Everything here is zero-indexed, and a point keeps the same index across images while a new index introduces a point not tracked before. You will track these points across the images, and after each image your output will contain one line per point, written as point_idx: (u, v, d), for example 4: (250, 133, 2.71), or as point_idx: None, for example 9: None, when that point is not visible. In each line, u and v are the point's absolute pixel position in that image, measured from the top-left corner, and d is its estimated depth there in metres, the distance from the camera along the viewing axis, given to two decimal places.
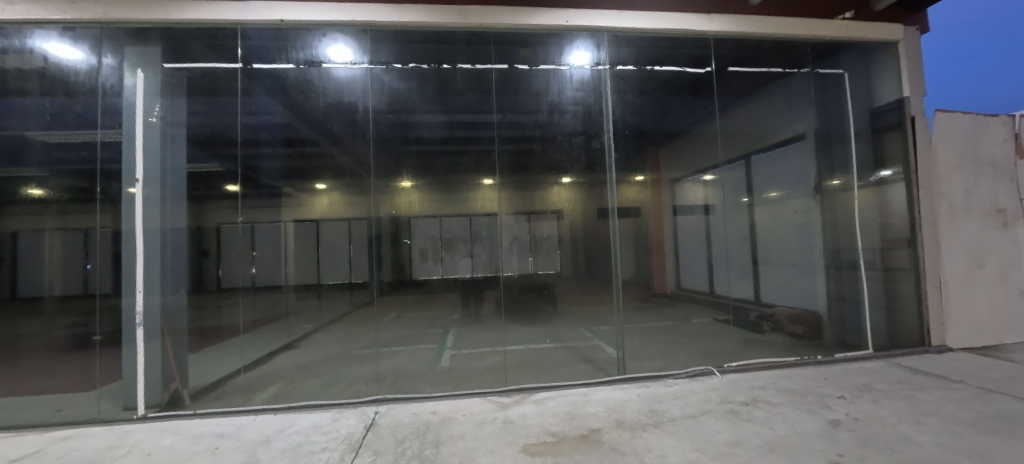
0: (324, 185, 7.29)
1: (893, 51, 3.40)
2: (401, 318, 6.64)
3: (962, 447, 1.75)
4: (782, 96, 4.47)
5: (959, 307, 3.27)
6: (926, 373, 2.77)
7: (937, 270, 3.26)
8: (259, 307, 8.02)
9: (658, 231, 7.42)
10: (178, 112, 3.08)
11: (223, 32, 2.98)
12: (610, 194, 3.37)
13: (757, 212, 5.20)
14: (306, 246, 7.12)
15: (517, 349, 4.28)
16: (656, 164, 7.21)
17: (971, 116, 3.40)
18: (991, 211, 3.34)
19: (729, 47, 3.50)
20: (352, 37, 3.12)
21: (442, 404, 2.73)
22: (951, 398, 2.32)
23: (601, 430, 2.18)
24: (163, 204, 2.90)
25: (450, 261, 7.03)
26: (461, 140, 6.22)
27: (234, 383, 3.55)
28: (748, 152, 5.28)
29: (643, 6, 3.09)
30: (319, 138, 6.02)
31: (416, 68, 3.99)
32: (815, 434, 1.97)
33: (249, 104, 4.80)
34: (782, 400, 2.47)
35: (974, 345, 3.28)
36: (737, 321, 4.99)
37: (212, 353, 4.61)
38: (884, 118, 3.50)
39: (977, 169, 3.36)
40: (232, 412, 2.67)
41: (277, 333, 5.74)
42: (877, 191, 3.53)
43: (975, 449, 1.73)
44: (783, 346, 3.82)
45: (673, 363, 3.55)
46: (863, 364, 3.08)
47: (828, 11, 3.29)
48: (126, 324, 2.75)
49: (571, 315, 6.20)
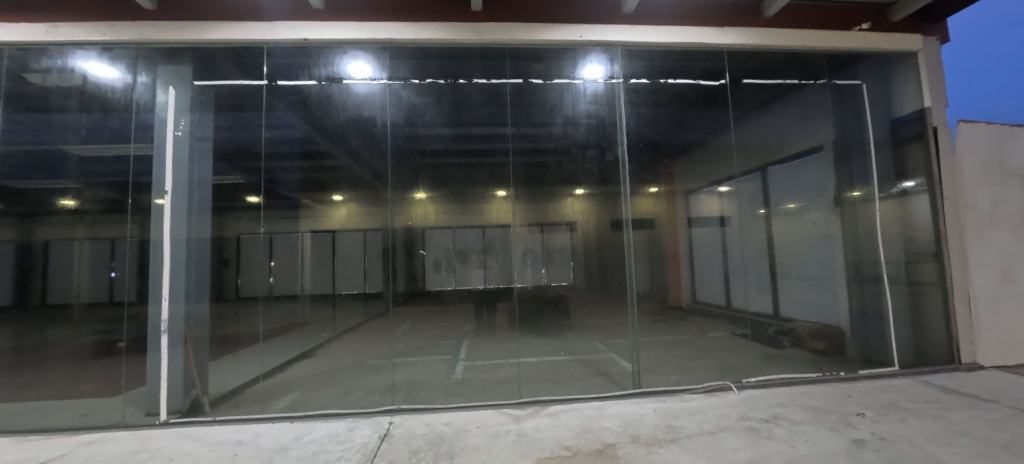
0: (342, 196, 7.56)
1: (912, 62, 3.32)
2: (416, 328, 6.68)
3: None
4: (799, 107, 4.41)
5: (989, 322, 3.14)
6: (956, 393, 2.67)
7: (964, 284, 3.14)
8: (275, 317, 8.21)
9: (673, 244, 7.49)
10: (206, 127, 3.23)
11: (250, 50, 3.11)
12: (626, 206, 3.30)
13: (775, 223, 5.19)
14: (323, 256, 7.66)
15: (530, 362, 4.24)
16: (670, 175, 7.24)
17: (996, 127, 3.28)
18: (1022, 224, 3.20)
19: (743, 60, 3.52)
20: (372, 53, 3.26)
21: (455, 417, 2.73)
22: (984, 418, 2.23)
23: (616, 445, 2.16)
24: (189, 215, 3.02)
25: (463, 273, 7.33)
26: (474, 151, 6.38)
27: (251, 391, 3.63)
28: (764, 164, 5.26)
29: (655, 20, 3.13)
30: (334, 149, 6.22)
31: (433, 84, 4.11)
32: (840, 454, 1.91)
33: (272, 118, 4.95)
34: (803, 418, 2.42)
35: (1008, 363, 3.14)
36: (755, 335, 4.92)
37: (231, 362, 4.69)
38: (905, 129, 3.43)
39: (1006, 180, 3.23)
40: (250, 420, 2.72)
41: (293, 342, 5.83)
42: (900, 203, 3.43)
43: None
44: (805, 362, 3.71)
45: (689, 378, 3.48)
46: (889, 382, 2.98)
47: (843, 21, 3.24)
48: (152, 332, 2.84)
49: (584, 327, 6.12)
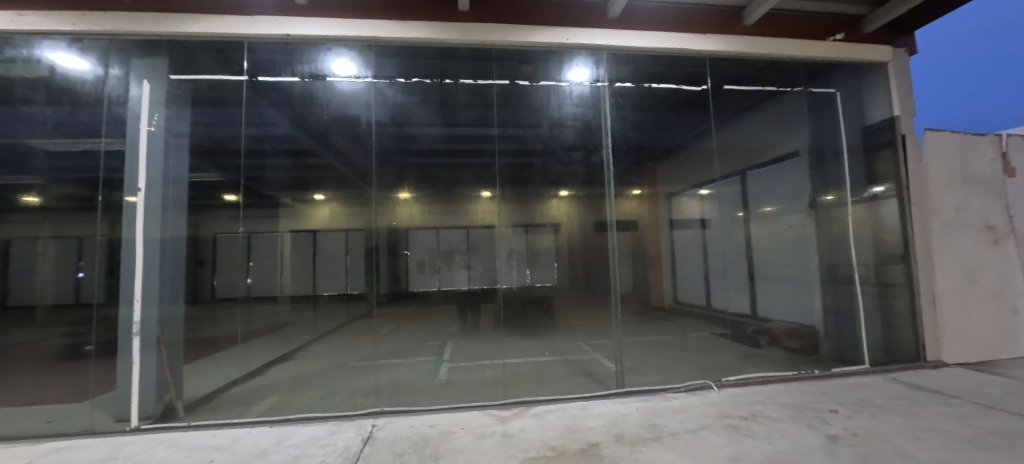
0: (324, 195, 7.50)
1: (884, 72, 3.45)
2: (399, 330, 6.59)
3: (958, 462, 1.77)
4: (777, 113, 4.54)
5: (952, 322, 3.28)
6: (924, 389, 2.78)
7: (930, 285, 3.26)
8: (253, 319, 7.96)
9: (656, 245, 7.58)
10: (182, 123, 3.14)
11: (231, 44, 3.02)
12: (609, 208, 3.34)
13: (754, 226, 5.32)
14: (303, 257, 7.49)
15: (516, 363, 4.25)
16: (654, 178, 7.36)
17: (959, 135, 3.44)
18: (982, 229, 3.36)
19: (725, 66, 3.59)
20: (356, 51, 3.20)
21: (441, 418, 2.70)
22: (949, 414, 2.34)
23: (601, 444, 2.18)
24: (163, 214, 2.93)
25: (447, 274, 7.56)
26: (462, 151, 6.31)
27: (229, 395, 3.54)
28: (744, 168, 5.40)
29: (642, 25, 3.18)
30: (318, 148, 6.13)
31: (419, 83, 4.09)
32: (815, 449, 1.97)
33: (255, 115, 4.87)
34: (781, 415, 2.49)
35: (970, 361, 3.28)
36: (734, 335, 5.06)
37: (207, 365, 4.54)
38: (875, 136, 3.55)
39: (968, 186, 3.39)
40: (227, 425, 2.64)
41: (273, 344, 5.69)
42: (870, 207, 3.58)
43: None
44: (783, 361, 3.82)
45: (672, 377, 3.54)
46: (861, 379, 3.09)
47: (819, 31, 3.36)
48: (122, 335, 2.72)
49: (569, 328, 6.16)
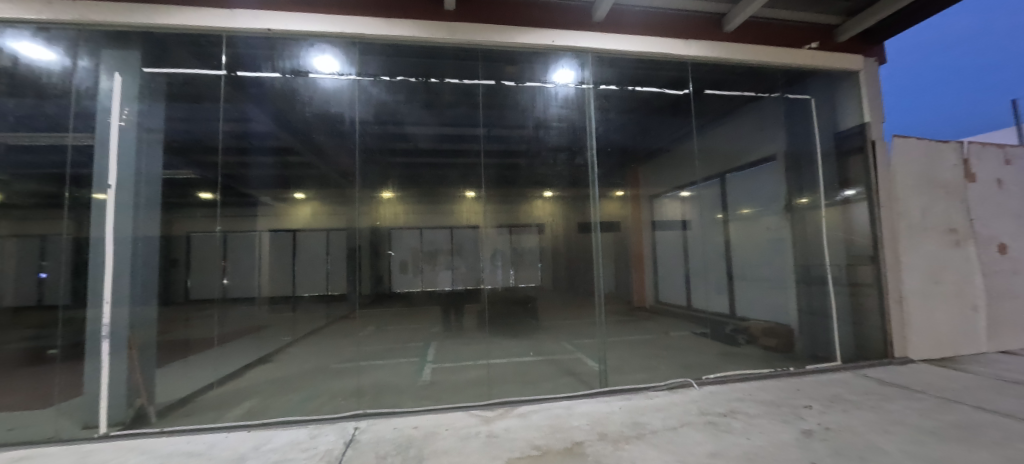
0: (304, 194, 7.74)
1: (856, 80, 3.59)
2: (382, 331, 6.49)
3: (924, 455, 1.85)
4: (755, 119, 4.69)
5: (918, 320, 3.41)
6: (891, 385, 2.91)
7: (898, 285, 3.38)
8: (231, 321, 7.73)
9: (638, 246, 7.65)
10: (155, 117, 3.01)
11: (208, 38, 2.93)
12: (594, 209, 3.37)
13: (732, 227, 5.48)
14: (282, 255, 7.96)
15: (501, 363, 4.26)
16: (636, 180, 7.56)
17: (925, 142, 3.59)
18: (945, 231, 3.52)
19: (706, 71, 3.67)
20: (340, 48, 3.14)
21: (425, 419, 2.69)
22: (915, 407, 2.45)
23: (585, 443, 2.20)
24: (136, 212, 2.82)
25: (430, 274, 8.68)
26: (447, 151, 6.37)
27: (204, 399, 3.44)
28: (724, 171, 5.53)
29: (627, 29, 3.22)
30: (301, 146, 6.07)
31: (404, 82, 4.05)
32: (791, 444, 2.03)
33: (234, 111, 4.76)
34: (758, 411, 2.56)
35: (934, 357, 3.42)
36: (714, 334, 5.20)
37: (182, 368, 4.40)
38: (848, 142, 3.65)
39: (932, 190, 3.53)
40: (203, 430, 2.56)
41: (252, 345, 5.57)
42: (842, 210, 3.68)
43: (936, 456, 1.83)
44: (760, 358, 3.94)
45: (654, 376, 3.60)
46: (833, 375, 3.20)
47: (795, 40, 3.46)
48: (90, 337, 2.61)
49: (553, 328, 6.20)
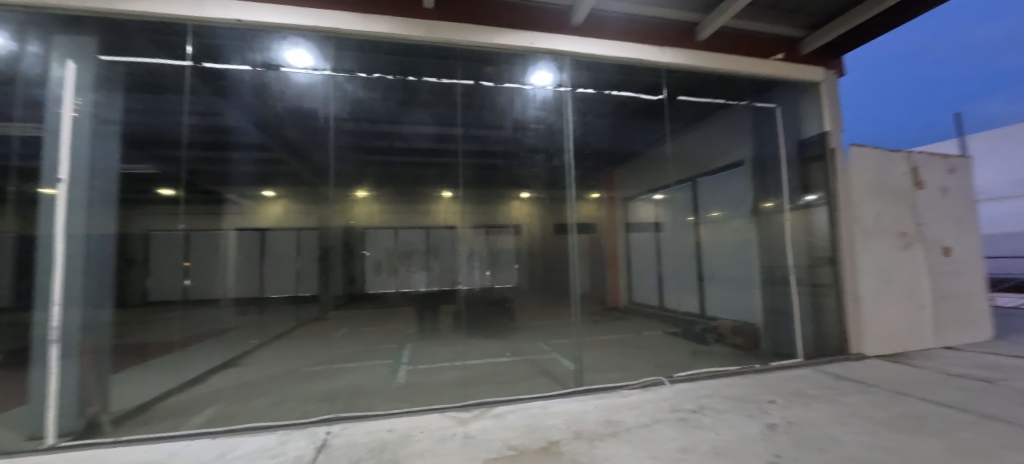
0: (273, 193, 8.94)
1: (817, 91, 3.79)
2: (356, 333, 6.35)
3: (878, 444, 1.96)
4: (724, 125, 4.88)
5: (873, 318, 3.61)
6: (848, 379, 3.07)
7: (855, 285, 3.57)
8: (195, 324, 7.38)
9: (612, 247, 7.99)
10: (112, 108, 2.82)
11: (173, 27, 2.79)
12: (570, 210, 3.41)
13: (703, 230, 5.66)
14: (251, 250, 9.21)
15: (478, 364, 4.24)
16: (611, 182, 7.92)
17: (879, 150, 3.82)
18: (895, 234, 3.75)
19: (679, 78, 3.79)
20: (314, 42, 3.05)
21: (399, 422, 2.66)
22: (869, 400, 2.60)
23: (560, 441, 2.22)
24: (89, 208, 2.63)
25: (404, 274, 10.02)
26: (424, 149, 6.40)
27: (165, 406, 3.28)
28: (695, 175, 5.70)
29: (604, 34, 3.28)
30: (270, 141, 5.98)
31: (381, 79, 3.97)
32: (756, 438, 2.12)
33: (201, 105, 4.57)
34: (726, 407, 2.65)
35: (886, 353, 3.64)
36: (685, 333, 5.37)
37: (141, 373, 4.18)
38: (809, 149, 3.85)
39: (884, 195, 3.76)
40: (162, 438, 2.43)
41: (217, 349, 5.34)
42: (805, 214, 3.88)
43: (888, 446, 1.95)
44: (727, 356, 4.09)
45: (628, 375, 3.67)
46: (795, 371, 3.36)
47: (763, 50, 3.62)
48: (37, 342, 2.43)
49: (530, 328, 6.22)
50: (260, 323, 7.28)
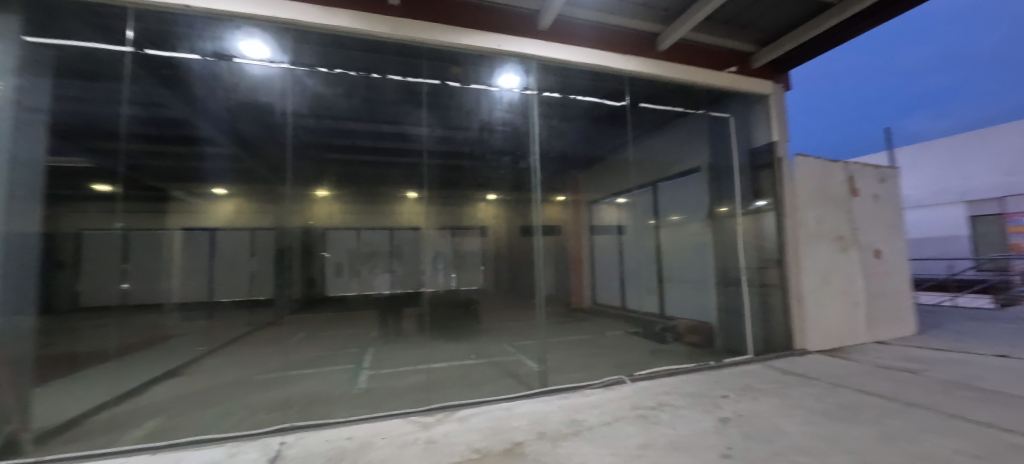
0: (224, 190, 8.97)
1: (766, 103, 4.05)
2: (314, 337, 6.08)
3: (818, 433, 2.11)
4: (681, 133, 5.10)
5: (815, 316, 3.89)
6: (792, 373, 3.29)
7: (799, 285, 3.84)
8: (134, 331, 6.78)
9: (576, 249, 8.19)
10: (39, 94, 2.55)
11: (110, 9, 2.57)
12: (536, 212, 3.44)
13: (663, 233, 5.87)
14: (201, 250, 9.05)
15: (441, 367, 4.18)
16: (576, 185, 8.09)
17: (820, 160, 4.12)
18: (834, 238, 4.06)
19: (641, 86, 3.92)
20: (271, 33, 2.90)
21: (359, 429, 2.57)
22: (811, 393, 2.79)
23: (524, 443, 2.23)
24: (7, 204, 2.35)
25: (367, 277, 10.11)
26: (387, 148, 6.29)
27: (98, 421, 3.00)
28: (655, 180, 5.89)
29: (571, 40, 3.34)
30: (219, 133, 5.73)
31: (343, 74, 3.85)
32: (710, 431, 2.22)
33: (144, 95, 4.24)
34: (683, 403, 2.76)
35: (825, 348, 3.92)
36: (646, 333, 5.55)
37: (69, 386, 3.80)
38: (759, 158, 4.12)
39: (825, 202, 4.06)
40: (92, 456, 2.22)
41: (159, 358, 4.96)
42: (755, 219, 4.13)
43: (828, 434, 2.09)
44: (684, 354, 4.27)
45: (591, 375, 3.74)
46: (746, 367, 3.56)
47: (718, 63, 3.82)
48: None
49: (497, 330, 6.20)
50: (207, 331, 6.76)
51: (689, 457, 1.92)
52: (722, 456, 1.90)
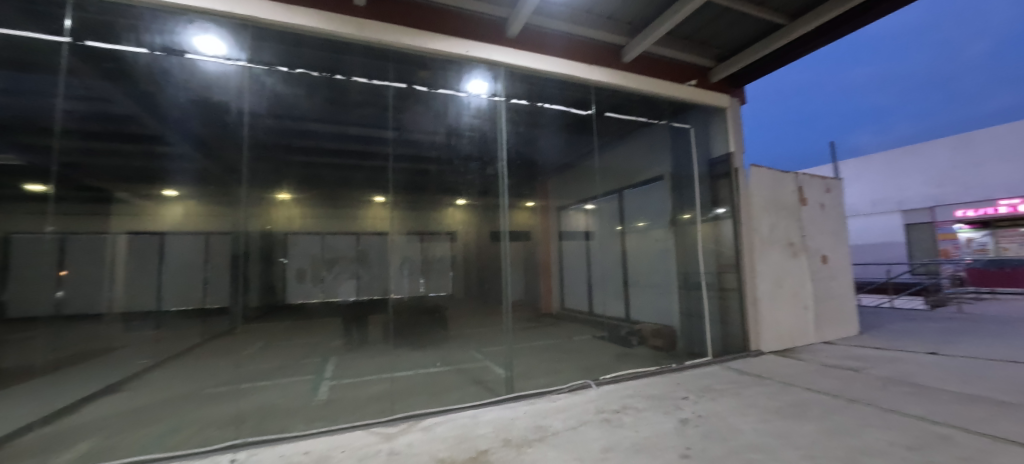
0: (174, 192, 8.66)
1: (725, 115, 4.26)
2: (272, 347, 5.81)
3: (770, 431, 2.21)
4: (645, 142, 5.27)
5: (769, 318, 4.09)
6: (748, 374, 3.44)
7: (754, 288, 4.03)
8: (72, 344, 6.22)
9: (545, 254, 8.08)
10: None
11: None
12: (502, 218, 3.45)
13: (628, 238, 6.04)
14: (148, 255, 8.59)
15: (405, 375, 4.09)
16: (545, 191, 8.08)
17: (773, 170, 4.37)
18: (785, 244, 4.30)
19: (607, 96, 4.03)
20: (227, 28, 2.76)
21: (317, 442, 2.47)
22: (764, 392, 2.93)
23: (489, 450, 2.20)
24: None
25: (331, 282, 9.90)
26: (353, 151, 6.16)
27: (21, 444, 2.72)
28: (621, 187, 6.07)
29: (539, 48, 3.39)
30: (170, 130, 5.41)
31: (305, 74, 3.73)
32: (671, 432, 2.28)
33: (83, 88, 3.93)
34: (646, 405, 2.83)
35: (778, 349, 4.13)
36: (610, 336, 5.66)
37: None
38: (718, 168, 4.30)
39: (777, 210, 4.30)
40: None
41: (96, 373, 4.56)
42: (715, 225, 4.31)
43: (779, 431, 2.20)
44: (648, 357, 4.38)
45: (557, 380, 3.76)
46: (705, 369, 3.69)
47: (680, 76, 3.98)
48: None
49: (466, 336, 6.15)
50: (158, 341, 6.35)
51: (650, 459, 1.96)
52: (681, 456, 1.95)
